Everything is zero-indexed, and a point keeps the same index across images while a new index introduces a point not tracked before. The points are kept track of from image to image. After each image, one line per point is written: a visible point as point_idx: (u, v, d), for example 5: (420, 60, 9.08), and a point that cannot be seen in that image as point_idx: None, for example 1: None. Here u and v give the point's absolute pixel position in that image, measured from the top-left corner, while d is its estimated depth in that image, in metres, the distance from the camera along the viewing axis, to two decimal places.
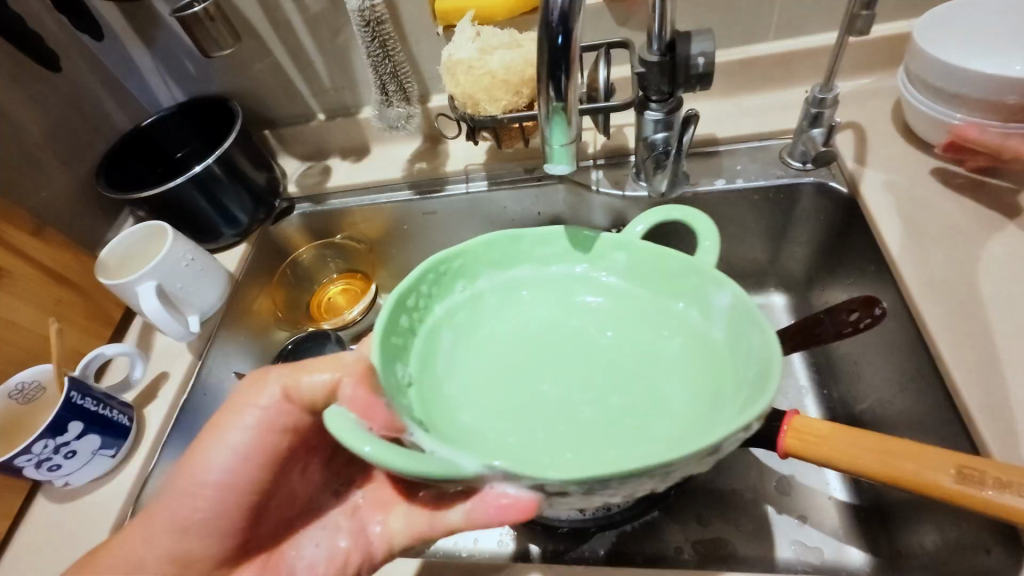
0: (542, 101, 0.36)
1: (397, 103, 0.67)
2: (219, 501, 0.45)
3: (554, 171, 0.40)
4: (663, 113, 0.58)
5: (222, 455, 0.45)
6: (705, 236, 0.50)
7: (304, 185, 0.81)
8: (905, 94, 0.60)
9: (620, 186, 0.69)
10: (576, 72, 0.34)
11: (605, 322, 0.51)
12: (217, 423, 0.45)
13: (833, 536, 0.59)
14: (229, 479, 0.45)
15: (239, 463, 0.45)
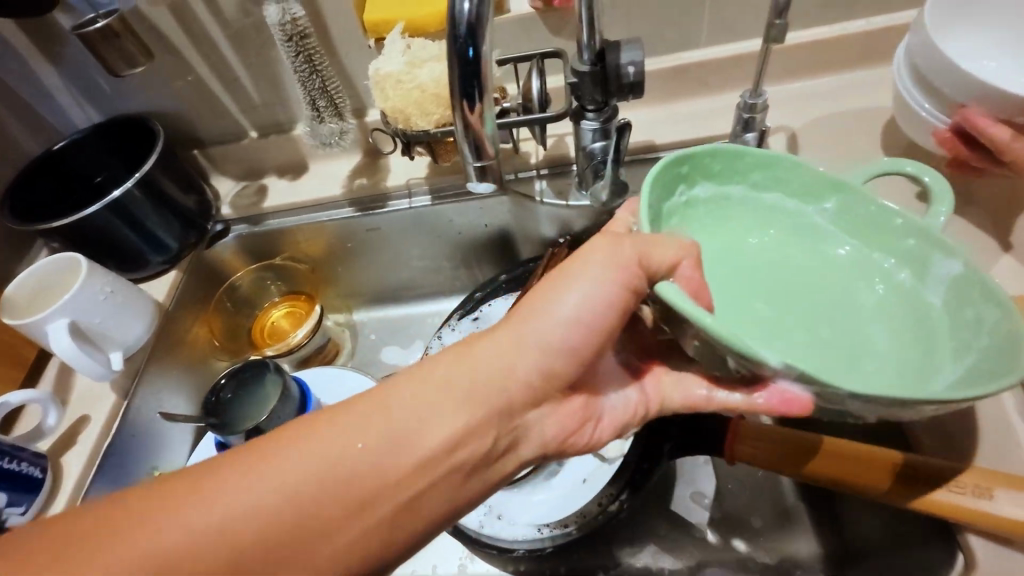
0: (458, 118, 0.34)
1: (330, 119, 0.64)
2: (563, 344, 0.39)
3: (477, 189, 0.39)
4: (600, 122, 0.57)
5: (567, 303, 0.39)
6: (941, 199, 0.44)
7: (238, 207, 0.77)
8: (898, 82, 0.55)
9: (564, 196, 0.69)
10: (490, 88, 0.33)
11: (831, 258, 0.48)
12: (567, 267, 0.40)
13: (785, 535, 0.60)
14: (567, 328, 0.39)
15: (583, 314, 0.39)
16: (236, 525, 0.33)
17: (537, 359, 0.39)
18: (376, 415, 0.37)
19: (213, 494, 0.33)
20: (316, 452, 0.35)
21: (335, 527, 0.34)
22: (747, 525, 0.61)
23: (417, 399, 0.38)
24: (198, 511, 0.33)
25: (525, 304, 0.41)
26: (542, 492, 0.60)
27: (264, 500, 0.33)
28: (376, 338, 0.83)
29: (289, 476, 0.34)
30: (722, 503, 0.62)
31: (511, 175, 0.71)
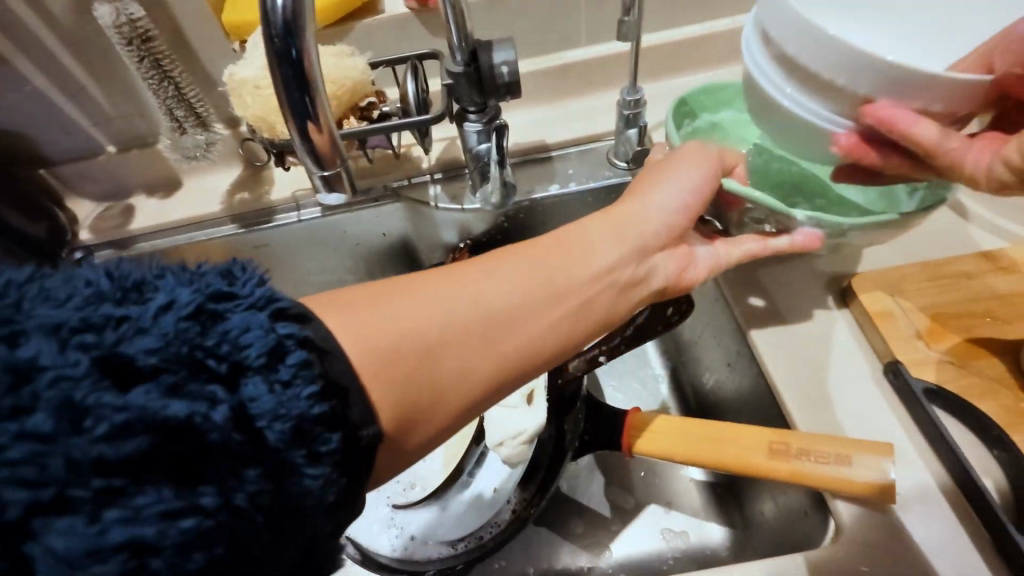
0: (290, 121, 0.34)
1: (193, 130, 0.60)
2: (680, 206, 0.47)
3: (328, 198, 0.39)
4: (483, 123, 0.56)
5: (678, 183, 0.47)
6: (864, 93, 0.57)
7: (100, 230, 0.69)
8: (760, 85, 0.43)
9: (459, 200, 0.67)
10: (317, 89, 0.33)
11: None
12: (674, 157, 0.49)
13: (696, 517, 0.61)
14: (685, 192, 0.47)
15: (688, 190, 0.47)
16: (476, 305, 0.37)
17: (663, 214, 0.46)
18: (561, 240, 0.43)
19: (455, 281, 0.38)
20: (528, 258, 0.41)
21: (547, 313, 0.40)
22: (660, 511, 0.62)
23: (593, 229, 0.45)
24: (445, 291, 0.37)
25: (643, 180, 0.49)
26: (456, 504, 0.59)
27: (502, 286, 0.39)
28: None
29: (514, 273, 0.40)
30: (633, 494, 0.64)
31: (404, 181, 0.69)
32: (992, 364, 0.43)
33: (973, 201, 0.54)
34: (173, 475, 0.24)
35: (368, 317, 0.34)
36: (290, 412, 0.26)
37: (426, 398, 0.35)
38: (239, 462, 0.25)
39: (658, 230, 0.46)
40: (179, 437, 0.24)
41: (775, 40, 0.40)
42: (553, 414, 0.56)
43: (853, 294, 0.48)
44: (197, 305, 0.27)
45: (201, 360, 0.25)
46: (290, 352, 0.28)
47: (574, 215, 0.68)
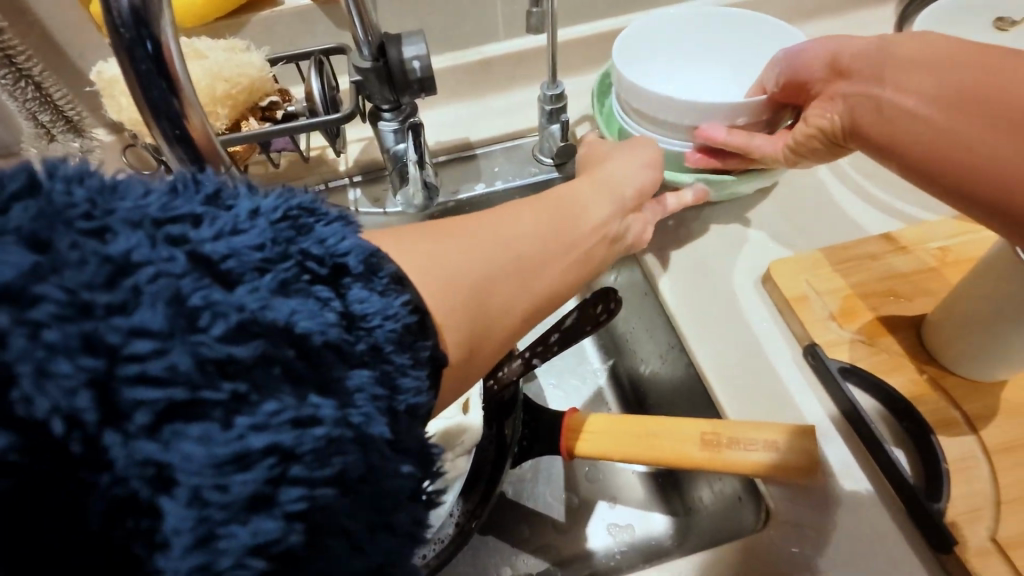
0: (150, 121, 0.30)
1: (63, 136, 0.54)
2: (647, 173, 0.49)
3: None
4: (398, 122, 0.54)
5: (639, 155, 0.50)
6: None
7: None
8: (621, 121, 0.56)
9: (381, 204, 0.63)
10: (180, 85, 0.29)
11: None
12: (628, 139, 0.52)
13: (639, 509, 0.62)
14: (649, 163, 0.50)
15: (652, 161, 0.50)
16: (518, 238, 0.37)
17: (633, 181, 0.48)
18: (564, 193, 0.44)
19: (494, 217, 0.37)
20: (545, 201, 0.42)
21: (576, 249, 0.40)
22: (605, 507, 0.62)
23: (596, 182, 0.46)
24: (488, 226, 0.36)
25: (606, 156, 0.50)
26: None
27: (533, 222, 0.39)
28: None
29: (542, 212, 0.40)
30: (578, 493, 0.63)
31: (321, 185, 0.64)
32: (897, 339, 0.46)
33: (870, 186, 0.58)
34: (295, 380, 0.21)
35: (422, 250, 0.33)
36: (393, 313, 0.26)
37: (488, 326, 0.34)
38: (348, 364, 0.23)
39: (642, 188, 0.48)
40: (294, 341, 0.22)
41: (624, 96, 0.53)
42: (492, 420, 0.54)
43: (772, 278, 0.49)
44: (283, 211, 0.25)
45: (303, 263, 0.24)
46: (379, 267, 0.27)
47: None
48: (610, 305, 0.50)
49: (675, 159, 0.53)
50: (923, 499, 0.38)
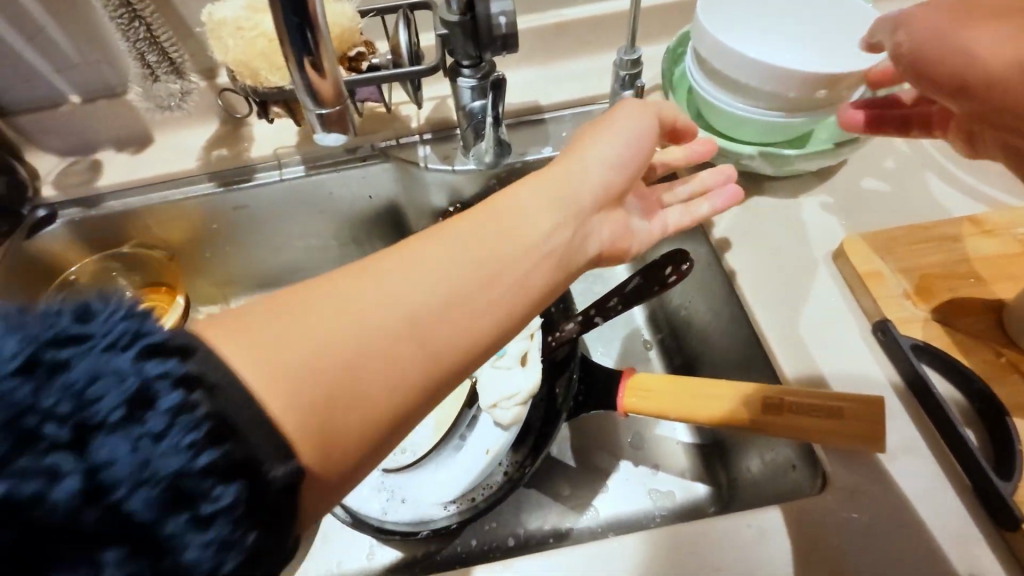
0: (289, 52, 0.32)
1: (165, 77, 0.55)
2: (597, 189, 0.43)
3: (325, 141, 0.38)
4: (477, 79, 0.55)
5: (598, 164, 0.44)
6: None
7: (66, 185, 0.66)
8: (695, 85, 0.54)
9: (450, 161, 0.66)
10: (321, 27, 0.32)
11: None
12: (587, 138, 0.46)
13: (682, 477, 0.63)
14: (600, 177, 0.44)
15: (608, 171, 0.44)
16: (406, 307, 0.33)
17: (577, 201, 0.42)
18: (491, 216, 0.39)
19: (383, 280, 0.34)
20: (461, 243, 0.37)
21: (479, 318, 0.35)
22: (648, 473, 0.63)
23: (532, 220, 0.40)
24: (364, 293, 0.33)
25: (569, 152, 0.45)
26: (446, 466, 0.58)
27: (433, 283, 0.34)
28: None
29: (451, 263, 0.35)
30: (619, 456, 0.65)
31: (392, 141, 0.67)
32: (975, 322, 0.45)
33: (955, 169, 0.56)
34: (17, 561, 0.21)
35: (274, 340, 0.30)
36: (158, 474, 0.23)
37: (360, 417, 0.31)
38: (99, 540, 0.22)
39: (611, 185, 0.44)
40: (12, 519, 0.21)
41: (704, 59, 0.52)
42: (546, 376, 0.57)
43: (844, 255, 0.49)
44: (25, 356, 0.22)
45: (38, 427, 0.22)
46: (160, 397, 0.24)
47: None
48: (680, 269, 0.50)
49: (745, 128, 0.53)
50: (993, 476, 0.38)
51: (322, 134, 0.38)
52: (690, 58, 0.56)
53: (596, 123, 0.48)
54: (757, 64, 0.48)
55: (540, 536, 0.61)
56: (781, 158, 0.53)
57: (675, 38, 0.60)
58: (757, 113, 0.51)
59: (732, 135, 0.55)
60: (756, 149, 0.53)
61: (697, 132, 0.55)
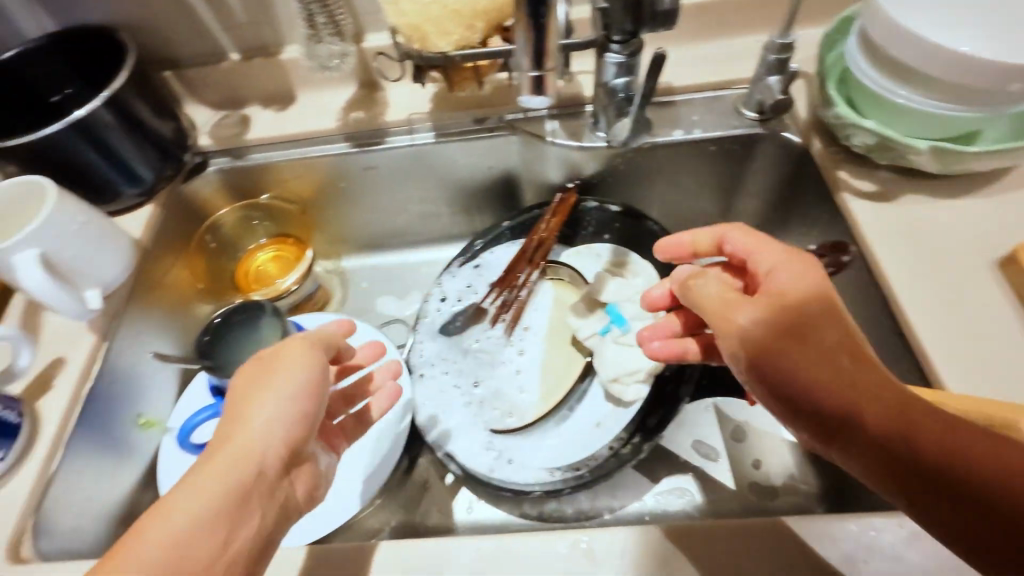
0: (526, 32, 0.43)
1: (328, 38, 0.58)
2: (290, 431, 0.40)
3: (528, 106, 0.50)
4: (625, 55, 0.55)
5: (268, 406, 0.40)
6: None
7: (220, 137, 0.71)
8: (861, 71, 0.51)
9: (577, 137, 0.66)
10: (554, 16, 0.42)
11: None
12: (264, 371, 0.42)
13: (785, 476, 0.63)
14: (281, 432, 0.40)
15: (275, 421, 0.40)
16: (186, 537, 0.33)
17: (283, 435, 0.40)
18: (246, 442, 0.38)
19: (159, 518, 0.34)
20: (215, 469, 0.37)
21: (246, 519, 0.36)
22: (749, 467, 0.64)
23: (271, 429, 0.39)
24: (159, 538, 0.33)
25: (247, 389, 0.41)
26: (552, 432, 0.61)
27: (204, 506, 0.35)
28: (367, 286, 0.82)
29: (212, 497, 0.35)
30: (721, 448, 0.65)
31: (520, 114, 0.69)
32: None
33: None
34: None
35: None
36: None
37: None
38: None
39: (290, 439, 0.40)
40: None
41: (880, 41, 0.49)
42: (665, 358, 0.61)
43: (1015, 264, 0.46)
44: None
45: None
46: None
47: (688, 163, 0.67)
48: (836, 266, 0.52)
49: (916, 121, 0.49)
50: None
51: (523, 98, 0.49)
52: (855, 43, 0.53)
53: (321, 383, 0.43)
54: (947, 52, 0.45)
55: (637, 514, 0.62)
56: (955, 154, 0.48)
57: (835, 21, 0.57)
58: (935, 103, 0.48)
59: (897, 126, 0.51)
60: (927, 143, 0.49)
61: (859, 122, 0.51)
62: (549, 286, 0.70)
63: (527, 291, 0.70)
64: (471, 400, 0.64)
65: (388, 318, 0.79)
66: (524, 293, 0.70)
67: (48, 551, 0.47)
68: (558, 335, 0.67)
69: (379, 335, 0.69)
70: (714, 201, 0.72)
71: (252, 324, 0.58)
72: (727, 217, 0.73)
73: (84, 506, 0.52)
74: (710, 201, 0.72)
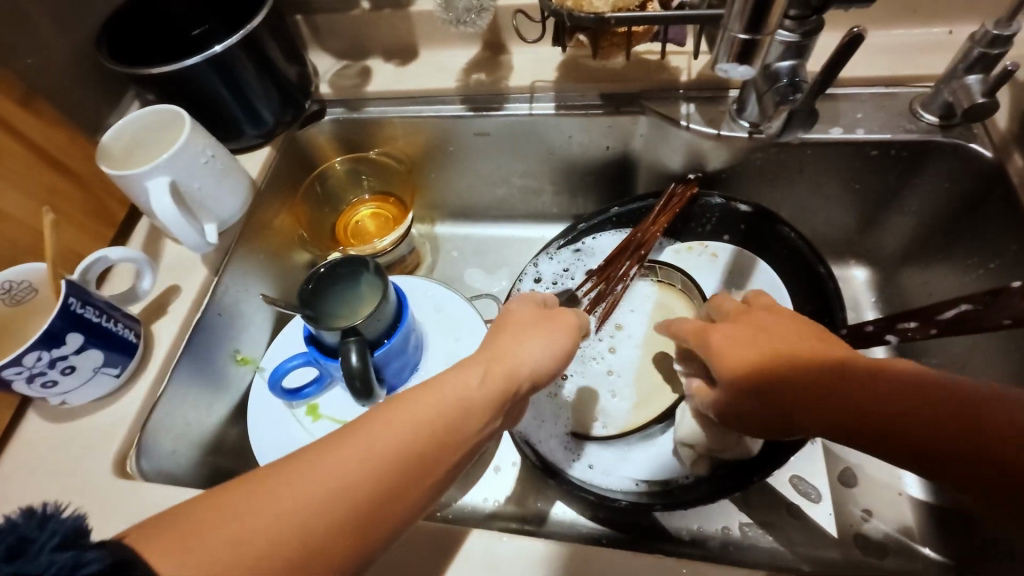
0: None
1: None
2: (544, 366, 0.40)
3: (734, 74, 0.44)
4: (798, 34, 0.48)
5: (539, 347, 0.40)
6: None
7: (339, 87, 0.71)
8: None
9: (715, 124, 0.59)
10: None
11: None
12: (535, 319, 0.43)
13: (899, 534, 0.56)
14: (539, 369, 0.39)
15: (546, 360, 0.40)
16: (459, 413, 0.34)
17: (538, 367, 0.39)
18: (511, 362, 0.38)
19: (443, 389, 0.34)
20: (485, 369, 0.37)
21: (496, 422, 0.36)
22: (857, 516, 0.57)
23: (537, 362, 0.39)
24: (444, 404, 0.34)
25: (513, 326, 0.42)
26: (646, 443, 0.57)
27: (480, 392, 0.35)
28: (458, 255, 0.80)
29: (488, 391, 0.35)
30: (828, 490, 0.58)
31: (653, 92, 0.63)
32: None
33: None
34: None
35: (345, 440, 0.30)
36: None
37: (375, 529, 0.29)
38: None
39: (539, 378, 0.39)
40: None
41: None
42: None
43: None
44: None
45: None
46: None
47: (842, 168, 0.59)
48: None
49: None
50: None
51: (721, 62, 0.44)
52: None
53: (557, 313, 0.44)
54: None
55: (721, 543, 0.56)
56: None
57: None
58: None
59: None
60: None
61: None
62: (652, 287, 0.65)
63: (624, 286, 0.64)
64: (556, 390, 0.61)
65: (476, 291, 0.77)
66: (621, 287, 0.64)
67: (149, 471, 0.49)
68: (657, 344, 0.62)
69: (466, 305, 0.66)
70: (857, 213, 0.63)
71: (358, 278, 0.57)
72: (868, 234, 0.65)
73: (182, 430, 0.54)
74: (854, 213, 0.63)
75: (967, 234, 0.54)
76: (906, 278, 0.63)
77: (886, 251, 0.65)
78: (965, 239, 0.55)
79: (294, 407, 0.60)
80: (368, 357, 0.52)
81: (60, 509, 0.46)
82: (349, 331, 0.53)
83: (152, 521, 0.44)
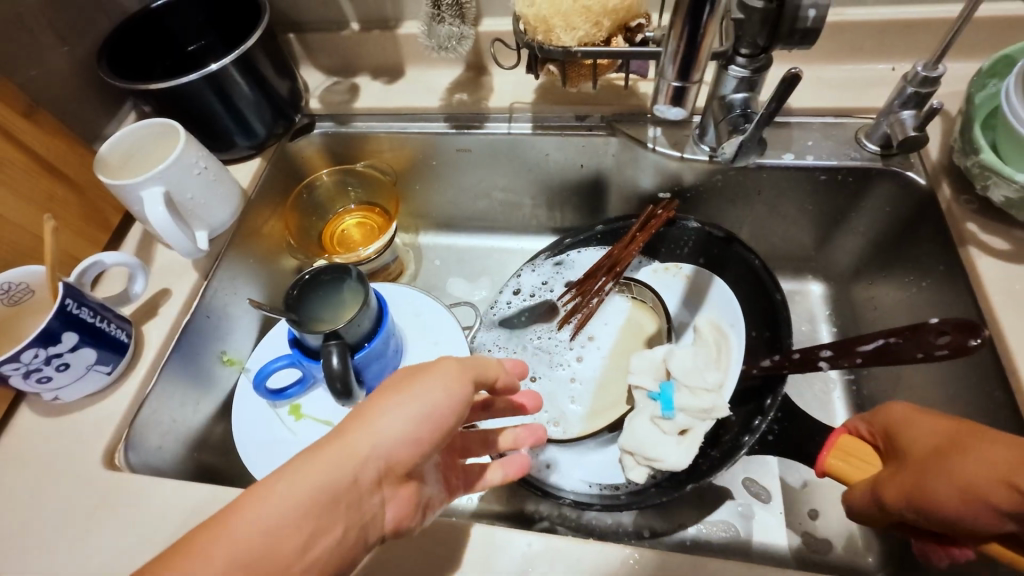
0: (679, 44, 0.47)
1: (450, 21, 0.59)
2: (400, 445, 0.35)
3: (667, 115, 0.53)
4: (749, 71, 0.53)
5: (394, 421, 0.35)
6: None
7: (328, 102, 0.75)
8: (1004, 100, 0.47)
9: (679, 147, 0.64)
10: (710, 36, 0.46)
11: None
12: (399, 385, 0.36)
13: (847, 532, 0.59)
14: (394, 450, 0.35)
15: (402, 438, 0.35)
16: (267, 537, 0.31)
17: (396, 448, 0.35)
18: (355, 449, 0.34)
19: (255, 504, 0.31)
20: (317, 469, 0.33)
21: (333, 522, 0.33)
22: (804, 516, 0.61)
23: (382, 439, 0.34)
24: (256, 522, 0.31)
25: (379, 390, 0.37)
26: (603, 446, 0.60)
27: (291, 504, 0.32)
28: (441, 264, 0.83)
29: (309, 493, 0.32)
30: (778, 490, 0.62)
31: (622, 114, 0.67)
32: None
33: None
34: None
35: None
36: None
37: None
38: None
39: (398, 460, 0.35)
40: None
41: None
42: (747, 388, 0.59)
43: None
44: None
45: None
46: None
47: (796, 191, 0.63)
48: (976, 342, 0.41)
49: None
50: None
51: (659, 103, 0.53)
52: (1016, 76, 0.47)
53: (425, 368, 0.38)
54: None
55: (680, 539, 0.60)
56: None
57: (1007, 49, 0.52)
58: None
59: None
60: None
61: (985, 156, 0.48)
62: (627, 303, 0.69)
63: (599, 299, 0.68)
64: None
65: (457, 299, 0.80)
66: (596, 300, 0.68)
67: (136, 464, 0.52)
68: (623, 355, 0.66)
69: (445, 312, 0.69)
70: (811, 232, 0.68)
71: (342, 286, 0.61)
72: (822, 252, 0.69)
73: (169, 428, 0.56)
74: (809, 232, 0.68)
75: (906, 255, 0.59)
76: (856, 292, 0.68)
77: (839, 267, 0.69)
78: (904, 258, 0.60)
79: (276, 407, 0.62)
80: (348, 360, 0.56)
81: (47, 501, 0.48)
82: (331, 335, 0.56)
83: (139, 508, 0.47)
